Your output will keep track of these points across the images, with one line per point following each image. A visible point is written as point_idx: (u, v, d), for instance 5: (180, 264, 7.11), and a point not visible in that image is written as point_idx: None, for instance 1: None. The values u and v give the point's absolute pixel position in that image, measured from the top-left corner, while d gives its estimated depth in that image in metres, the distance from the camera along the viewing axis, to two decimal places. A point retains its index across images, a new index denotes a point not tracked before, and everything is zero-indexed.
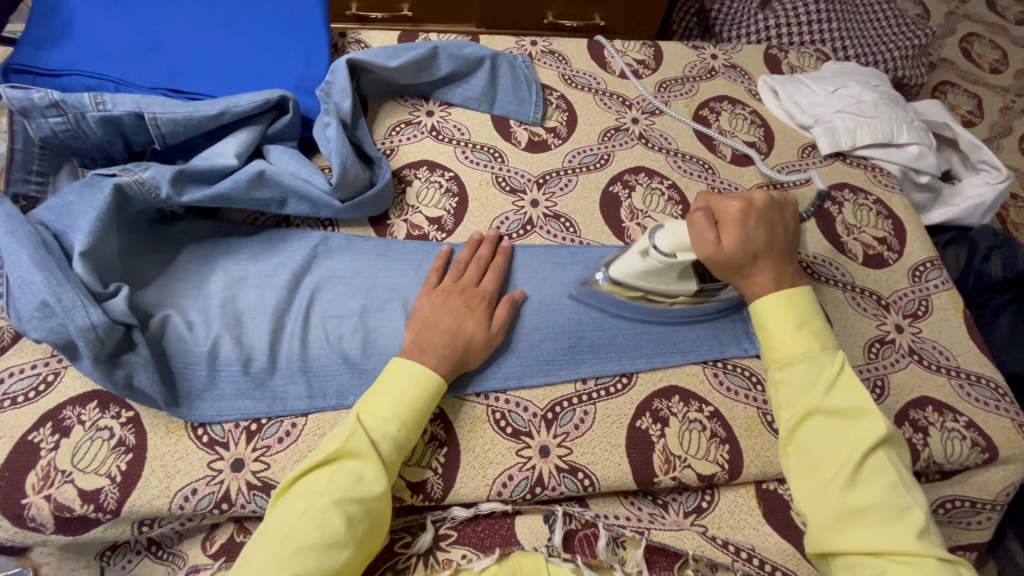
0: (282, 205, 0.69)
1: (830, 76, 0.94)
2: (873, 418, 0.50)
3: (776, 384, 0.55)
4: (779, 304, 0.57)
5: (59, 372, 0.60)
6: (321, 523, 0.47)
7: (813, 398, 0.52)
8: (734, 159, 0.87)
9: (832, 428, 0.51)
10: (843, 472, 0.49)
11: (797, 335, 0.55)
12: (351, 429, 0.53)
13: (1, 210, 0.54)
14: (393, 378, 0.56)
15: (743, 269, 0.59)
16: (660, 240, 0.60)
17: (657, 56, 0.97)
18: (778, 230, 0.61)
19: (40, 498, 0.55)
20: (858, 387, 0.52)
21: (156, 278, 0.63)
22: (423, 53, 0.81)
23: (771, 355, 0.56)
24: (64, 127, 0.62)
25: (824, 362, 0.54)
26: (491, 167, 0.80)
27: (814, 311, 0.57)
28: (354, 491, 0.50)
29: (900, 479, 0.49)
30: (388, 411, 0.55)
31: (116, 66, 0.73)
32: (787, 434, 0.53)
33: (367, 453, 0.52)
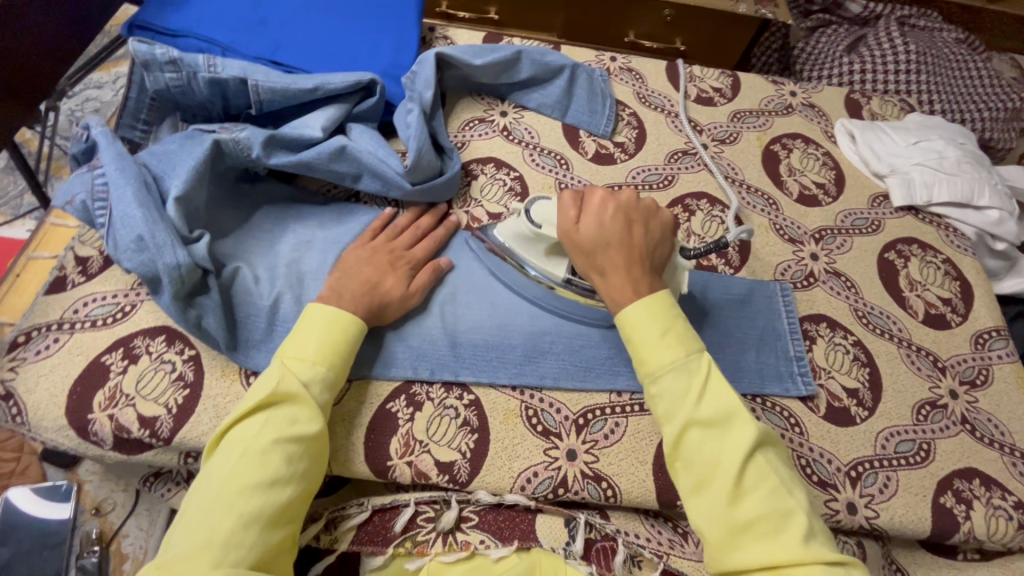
0: (357, 180, 0.72)
1: (913, 127, 0.92)
2: (743, 423, 0.51)
3: (653, 398, 0.54)
4: (641, 313, 0.55)
5: (136, 304, 0.65)
6: (260, 462, 0.49)
7: (687, 408, 0.51)
8: (801, 198, 0.86)
9: (708, 440, 0.51)
10: (727, 484, 0.49)
11: (662, 344, 0.54)
12: (279, 374, 0.54)
13: (112, 149, 0.59)
14: (309, 321, 0.58)
15: (595, 259, 0.59)
16: (535, 208, 0.64)
17: (734, 86, 0.97)
18: (639, 230, 0.60)
19: (104, 417, 0.59)
20: (724, 392, 0.52)
21: (233, 232, 0.67)
22: (507, 55, 0.83)
23: (642, 368, 0.55)
24: (176, 83, 0.67)
25: (692, 369, 0.53)
26: (556, 172, 0.82)
27: (676, 313, 0.56)
28: (290, 430, 0.52)
29: (777, 483, 0.49)
30: (310, 353, 0.56)
31: (226, 33, 0.79)
32: (671, 449, 0.52)
33: (298, 395, 0.54)
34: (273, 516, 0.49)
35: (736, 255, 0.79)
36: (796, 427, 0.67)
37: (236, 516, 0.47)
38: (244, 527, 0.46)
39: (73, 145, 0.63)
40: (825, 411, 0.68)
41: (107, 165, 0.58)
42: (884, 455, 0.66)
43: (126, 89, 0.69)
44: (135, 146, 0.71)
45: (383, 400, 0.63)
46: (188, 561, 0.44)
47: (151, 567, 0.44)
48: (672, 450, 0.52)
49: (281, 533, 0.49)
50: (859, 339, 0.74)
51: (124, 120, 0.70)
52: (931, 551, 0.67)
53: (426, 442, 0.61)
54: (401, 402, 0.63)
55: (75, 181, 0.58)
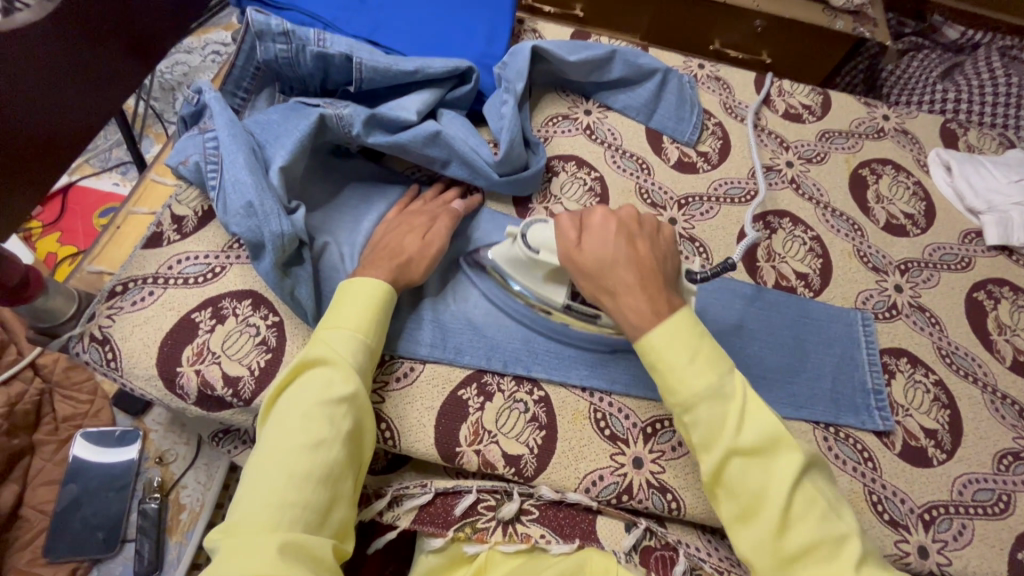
0: (445, 165, 0.72)
1: (1014, 164, 0.88)
2: (787, 449, 0.49)
3: (687, 426, 0.50)
4: (666, 336, 0.51)
5: (226, 266, 0.67)
6: (302, 424, 0.50)
7: (726, 438, 0.48)
8: (888, 226, 0.83)
9: (752, 469, 0.48)
10: (774, 515, 0.47)
11: (693, 368, 0.50)
12: (314, 343, 0.55)
13: (225, 116, 0.61)
14: (346, 292, 0.58)
15: (602, 280, 0.55)
16: (530, 231, 0.60)
17: (824, 104, 0.94)
18: (645, 247, 0.56)
19: (192, 371, 0.61)
20: (762, 416, 0.49)
21: (324, 206, 0.69)
22: (600, 54, 0.82)
23: (672, 397, 0.51)
24: (285, 55, 0.69)
25: (727, 391, 0.50)
26: (637, 176, 0.81)
27: (701, 330, 0.52)
28: (328, 392, 0.52)
29: (825, 507, 0.48)
30: (345, 320, 0.57)
31: (328, 9, 0.80)
32: (713, 479, 0.50)
33: (332, 359, 0.54)
34: (323, 475, 0.49)
35: (816, 279, 0.77)
36: (869, 462, 0.65)
37: (287, 475, 0.47)
38: (295, 486, 0.47)
39: (186, 107, 0.65)
40: (901, 449, 0.66)
41: (221, 130, 0.60)
42: (959, 501, 0.64)
43: (234, 56, 0.71)
44: (235, 112, 0.73)
45: (455, 385, 0.63)
46: (246, 519, 0.45)
47: (221, 528, 0.46)
48: (712, 479, 0.50)
49: (327, 493, 0.49)
50: (941, 379, 0.71)
51: (227, 86, 0.72)
52: None
53: (494, 432, 0.61)
54: (472, 390, 0.63)
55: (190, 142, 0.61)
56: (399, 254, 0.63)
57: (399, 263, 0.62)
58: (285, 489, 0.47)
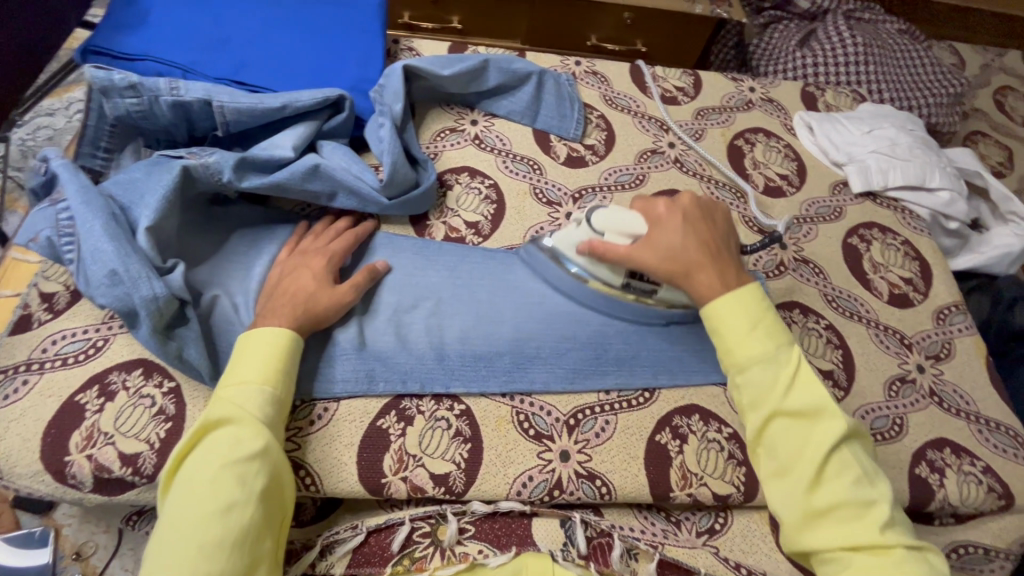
0: (332, 198, 0.71)
1: (865, 117, 0.96)
2: (831, 416, 0.54)
3: (739, 386, 0.57)
4: (728, 308, 0.58)
5: (109, 339, 0.63)
6: (210, 490, 0.47)
7: (773, 399, 0.55)
8: (767, 189, 0.89)
9: (794, 428, 0.54)
10: (808, 471, 0.52)
11: (753, 338, 0.57)
12: (217, 401, 0.53)
13: (77, 182, 0.57)
14: (247, 344, 0.56)
15: (681, 265, 0.61)
16: (594, 216, 0.65)
17: (696, 84, 0.99)
18: (705, 227, 0.64)
19: (83, 457, 0.57)
20: (815, 385, 0.55)
21: (209, 259, 0.66)
22: (474, 64, 0.84)
23: (729, 359, 0.58)
24: (137, 108, 0.66)
25: (782, 361, 0.56)
26: (530, 178, 0.83)
27: (767, 307, 0.59)
28: (235, 452, 0.49)
29: (863, 472, 0.53)
30: (250, 373, 0.55)
31: (185, 54, 0.77)
32: (755, 437, 0.56)
33: (238, 417, 0.51)
34: (236, 539, 0.46)
35: None
36: None
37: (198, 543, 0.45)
38: (205, 557, 0.45)
39: (35, 178, 0.61)
40: None
41: (73, 199, 0.56)
42: None
43: (83, 116, 0.67)
44: (96, 174, 0.68)
45: (373, 417, 0.62)
46: None
47: None
48: (756, 438, 0.56)
49: (244, 558, 0.47)
50: (830, 323, 0.77)
51: (83, 149, 0.68)
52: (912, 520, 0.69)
53: (419, 456, 0.61)
54: (392, 418, 0.62)
55: (41, 216, 0.57)
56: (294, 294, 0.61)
57: (295, 305, 0.60)
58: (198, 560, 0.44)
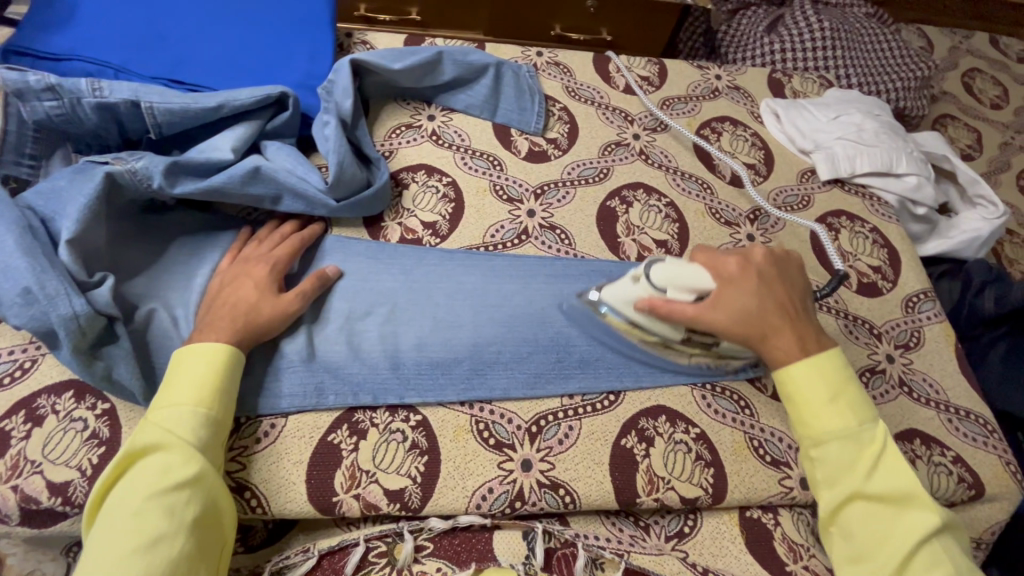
0: (276, 201, 0.67)
1: (832, 103, 0.95)
2: (923, 507, 0.53)
3: (813, 459, 0.57)
4: (804, 377, 0.58)
5: (36, 359, 0.59)
6: (134, 523, 0.45)
7: (854, 480, 0.54)
8: (734, 179, 0.87)
9: (877, 513, 0.54)
10: (891, 562, 0.51)
11: (830, 410, 0.57)
12: (145, 426, 0.50)
13: None
14: (180, 363, 0.53)
15: (756, 329, 0.60)
16: (654, 271, 0.61)
17: (661, 74, 0.97)
18: (781, 286, 0.63)
19: (7, 489, 0.53)
20: (901, 470, 0.54)
21: (144, 270, 0.62)
22: (428, 57, 0.80)
23: (803, 432, 0.58)
24: (58, 111, 0.62)
25: (864, 440, 0.55)
26: (490, 175, 0.80)
27: (846, 379, 0.59)
28: (163, 481, 0.46)
29: (955, 571, 0.50)
30: (182, 394, 0.51)
31: (116, 53, 0.73)
32: (828, 515, 0.56)
33: (167, 442, 0.48)
34: (163, 575, 0.44)
35: (676, 243, 0.79)
36: (747, 409, 0.67)
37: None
38: None
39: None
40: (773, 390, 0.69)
41: None
42: None
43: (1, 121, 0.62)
44: (22, 184, 0.64)
45: (323, 432, 0.59)
46: None
47: None
48: (829, 517, 0.56)
49: None
50: None
51: (5, 157, 0.63)
52: None
53: (372, 471, 0.58)
54: (344, 432, 0.59)
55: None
56: (234, 304, 0.58)
57: (235, 318, 0.57)
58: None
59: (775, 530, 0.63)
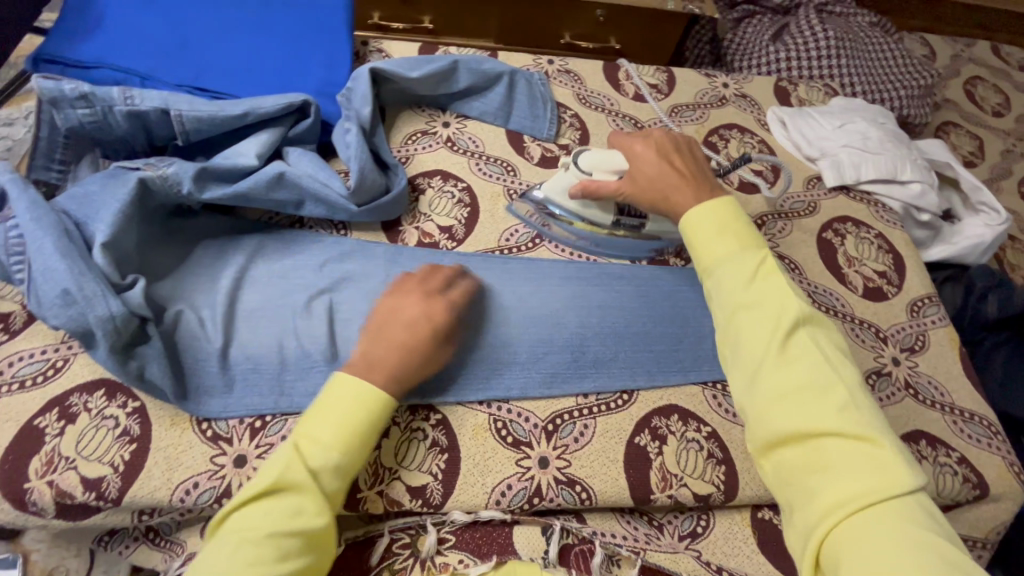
0: (299, 206, 0.70)
1: (837, 111, 0.97)
2: (789, 298, 0.52)
3: (709, 288, 0.57)
4: (700, 220, 0.60)
5: (69, 359, 0.61)
6: (254, 558, 0.46)
7: (737, 292, 0.53)
8: (742, 185, 0.88)
9: (755, 314, 0.52)
10: (767, 352, 0.49)
11: (718, 238, 0.58)
12: (289, 457, 0.50)
13: (25, 196, 0.55)
14: (337, 399, 0.53)
15: (662, 194, 0.65)
16: (580, 158, 0.73)
17: (670, 81, 0.99)
18: (681, 156, 0.68)
19: (43, 484, 0.55)
20: (780, 279, 0.53)
21: (171, 272, 0.64)
22: (443, 66, 0.82)
23: (698, 266, 0.59)
24: (90, 119, 0.64)
25: (748, 258, 0.55)
26: (504, 180, 0.82)
27: (743, 223, 0.59)
28: (291, 525, 0.48)
29: (822, 356, 0.49)
30: (325, 433, 0.52)
31: (142, 61, 0.75)
32: (721, 335, 0.54)
33: (304, 485, 0.49)
34: None
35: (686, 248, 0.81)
36: None
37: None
38: None
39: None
40: None
41: (22, 215, 0.54)
42: None
43: (35, 128, 0.63)
44: (52, 188, 0.65)
45: None
46: None
47: None
48: (723, 338, 0.53)
49: None
50: None
51: (36, 161, 0.64)
52: None
53: (394, 467, 0.60)
54: None
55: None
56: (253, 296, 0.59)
57: None
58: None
59: None
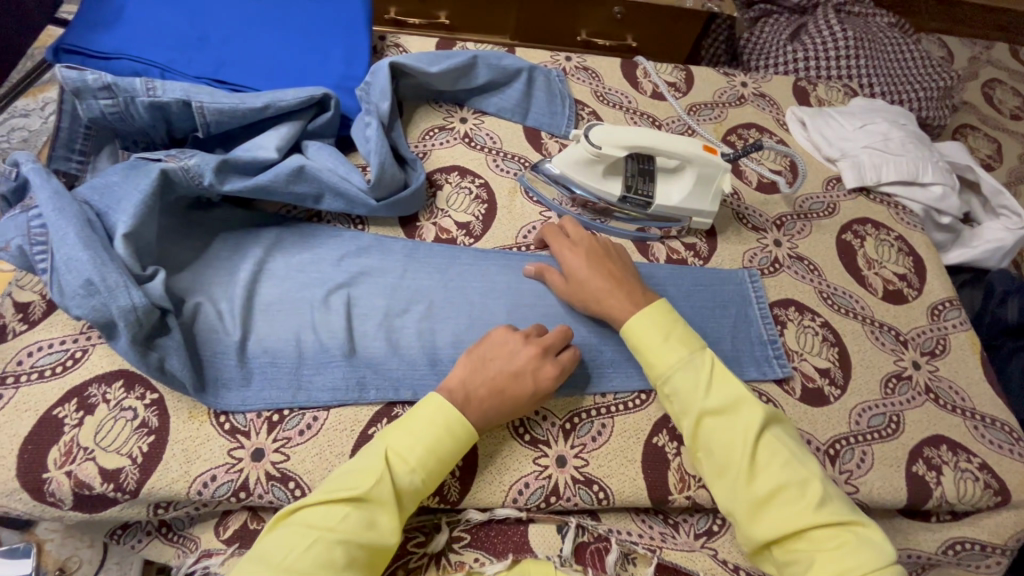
0: (318, 200, 0.70)
1: (858, 112, 0.96)
2: (749, 407, 0.55)
3: (667, 397, 0.58)
4: (647, 325, 0.60)
5: (88, 349, 0.61)
6: (320, 563, 0.47)
7: (698, 402, 0.55)
8: (761, 185, 0.87)
9: (721, 425, 0.55)
10: (742, 464, 0.53)
11: (666, 346, 0.58)
12: (379, 472, 0.51)
13: (50, 187, 0.55)
14: (429, 424, 0.54)
15: (595, 296, 0.65)
16: (593, 132, 0.71)
17: (688, 80, 0.98)
18: (604, 264, 0.66)
19: (62, 474, 0.55)
20: (730, 383, 0.56)
21: (190, 264, 0.64)
22: (462, 61, 0.82)
23: (651, 371, 0.59)
24: (112, 109, 0.63)
25: (697, 364, 0.57)
26: (522, 175, 0.81)
27: (674, 319, 0.61)
28: (363, 536, 0.49)
29: (790, 455, 0.54)
30: (413, 455, 0.53)
31: (161, 52, 0.75)
32: (691, 442, 0.56)
33: (387, 502, 0.51)
34: None
35: (705, 246, 0.80)
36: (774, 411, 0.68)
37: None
38: None
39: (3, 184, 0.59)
40: (801, 393, 0.70)
41: (45, 205, 0.54)
42: (858, 430, 0.69)
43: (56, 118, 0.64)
44: (72, 178, 0.66)
45: (364, 426, 0.61)
46: None
47: None
48: (692, 443, 0.56)
49: None
50: (827, 320, 0.76)
51: (58, 152, 0.65)
52: (910, 517, 0.69)
53: None
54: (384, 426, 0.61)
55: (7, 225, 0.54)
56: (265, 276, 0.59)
57: None
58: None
59: None
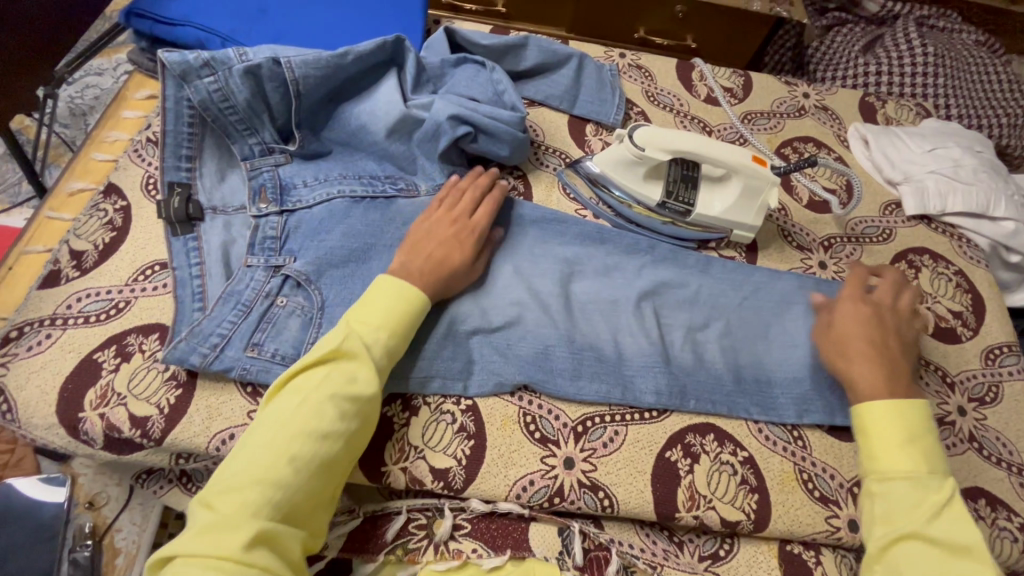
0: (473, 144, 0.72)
1: (929, 134, 0.90)
2: (979, 563, 0.47)
3: (873, 496, 0.54)
4: (887, 414, 0.56)
5: (131, 301, 0.64)
6: (316, 412, 0.49)
7: (915, 521, 0.50)
8: (812, 204, 0.83)
9: (928, 560, 0.48)
10: None
11: (901, 452, 0.54)
12: (346, 332, 0.53)
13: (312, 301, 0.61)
14: (378, 290, 0.57)
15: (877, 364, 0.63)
16: (637, 133, 0.70)
17: (746, 86, 0.94)
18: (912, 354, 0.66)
19: (95, 416, 0.58)
20: (970, 526, 0.50)
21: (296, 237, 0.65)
22: (513, 41, 0.81)
23: (871, 467, 0.55)
24: (215, 88, 0.63)
25: (932, 486, 0.52)
26: (561, 171, 0.80)
27: (926, 430, 0.56)
28: (346, 389, 0.50)
29: None
30: (373, 318, 0.55)
31: (226, 23, 0.77)
32: (875, 552, 0.51)
33: (358, 356, 0.52)
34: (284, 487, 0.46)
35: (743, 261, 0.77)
36: (799, 440, 0.65)
37: (253, 511, 0.44)
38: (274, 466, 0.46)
39: (219, 249, 0.63)
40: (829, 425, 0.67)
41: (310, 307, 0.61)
42: None
43: (161, 121, 0.64)
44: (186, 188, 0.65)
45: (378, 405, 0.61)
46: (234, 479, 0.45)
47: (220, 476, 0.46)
48: (875, 557, 0.51)
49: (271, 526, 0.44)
50: None
51: (167, 162, 0.65)
52: None
53: (421, 447, 0.60)
54: (398, 407, 0.61)
55: (247, 276, 0.61)
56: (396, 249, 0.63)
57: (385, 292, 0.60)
58: (220, 534, 0.43)
59: (814, 568, 0.62)
